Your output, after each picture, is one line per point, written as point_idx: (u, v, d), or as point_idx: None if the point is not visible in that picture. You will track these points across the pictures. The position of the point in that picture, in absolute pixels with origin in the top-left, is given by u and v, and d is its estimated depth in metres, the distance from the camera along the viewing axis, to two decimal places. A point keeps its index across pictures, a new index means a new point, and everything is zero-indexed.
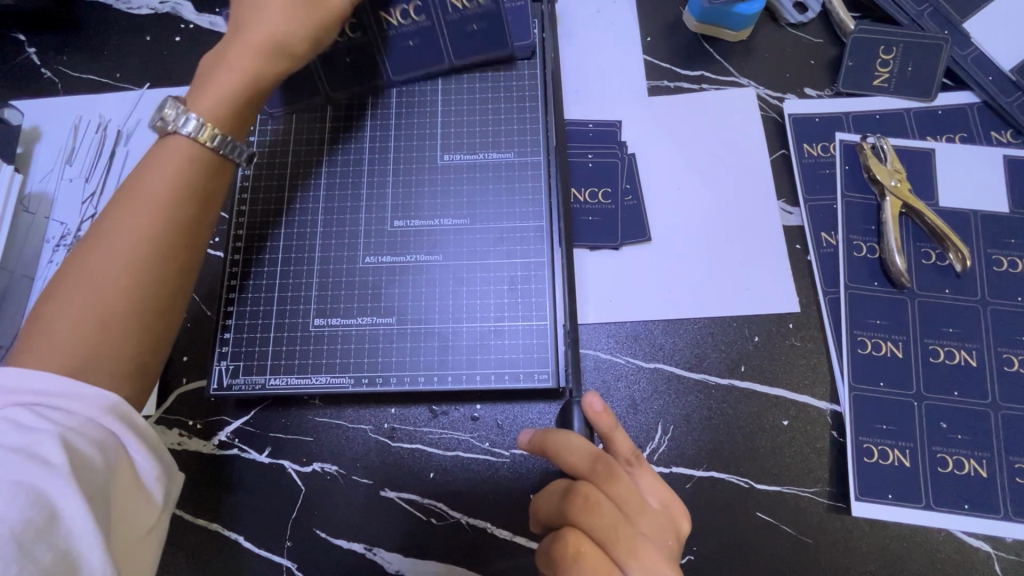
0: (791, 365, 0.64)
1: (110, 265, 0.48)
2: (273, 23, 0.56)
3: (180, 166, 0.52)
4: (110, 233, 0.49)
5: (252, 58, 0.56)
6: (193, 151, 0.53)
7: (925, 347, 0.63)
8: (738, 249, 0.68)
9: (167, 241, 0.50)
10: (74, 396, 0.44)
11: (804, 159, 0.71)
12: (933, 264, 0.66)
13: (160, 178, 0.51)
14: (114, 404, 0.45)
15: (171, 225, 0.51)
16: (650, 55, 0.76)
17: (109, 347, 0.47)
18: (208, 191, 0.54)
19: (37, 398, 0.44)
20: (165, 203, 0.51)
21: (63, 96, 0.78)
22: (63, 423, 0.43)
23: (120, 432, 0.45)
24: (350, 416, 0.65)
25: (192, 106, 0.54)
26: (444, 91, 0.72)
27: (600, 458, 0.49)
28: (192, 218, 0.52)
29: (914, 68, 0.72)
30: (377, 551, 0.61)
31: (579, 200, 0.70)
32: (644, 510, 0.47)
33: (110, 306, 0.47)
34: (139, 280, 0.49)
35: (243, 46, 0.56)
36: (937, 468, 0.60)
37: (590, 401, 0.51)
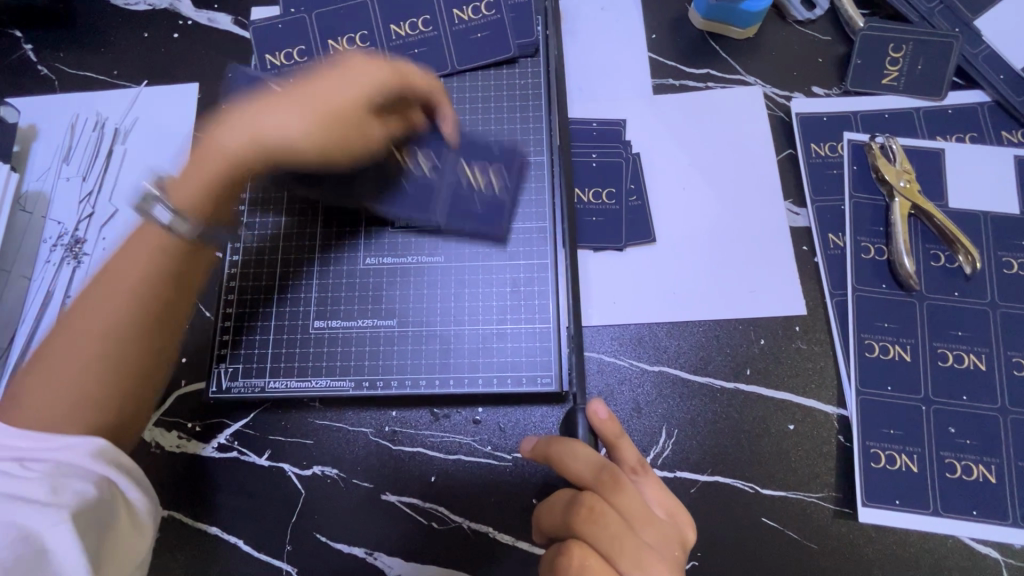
0: (798, 369, 0.63)
1: (81, 344, 0.49)
2: (276, 121, 0.57)
3: (145, 272, 0.51)
4: (83, 315, 0.50)
5: (247, 145, 0.56)
6: (165, 239, 0.52)
7: (933, 350, 0.62)
8: (744, 251, 0.67)
9: (138, 327, 0.51)
10: (62, 447, 0.46)
11: (811, 159, 0.70)
12: (942, 266, 0.65)
13: (135, 262, 0.51)
14: (100, 446, 0.47)
15: (144, 312, 0.51)
16: (655, 53, 0.75)
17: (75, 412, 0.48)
18: (180, 285, 0.53)
19: (28, 453, 0.46)
20: (128, 295, 0.50)
21: (59, 93, 0.77)
22: (49, 469, 0.45)
23: (104, 468, 0.47)
24: (350, 419, 0.64)
25: (169, 193, 0.54)
26: (446, 89, 0.71)
27: (606, 467, 0.48)
28: (164, 306, 0.52)
29: (924, 66, 0.71)
30: (377, 556, 0.61)
31: (583, 200, 0.69)
32: (650, 520, 0.47)
33: (76, 375, 0.48)
34: (111, 362, 0.49)
35: (240, 130, 0.56)
36: (945, 473, 0.59)
37: (595, 410, 0.52)
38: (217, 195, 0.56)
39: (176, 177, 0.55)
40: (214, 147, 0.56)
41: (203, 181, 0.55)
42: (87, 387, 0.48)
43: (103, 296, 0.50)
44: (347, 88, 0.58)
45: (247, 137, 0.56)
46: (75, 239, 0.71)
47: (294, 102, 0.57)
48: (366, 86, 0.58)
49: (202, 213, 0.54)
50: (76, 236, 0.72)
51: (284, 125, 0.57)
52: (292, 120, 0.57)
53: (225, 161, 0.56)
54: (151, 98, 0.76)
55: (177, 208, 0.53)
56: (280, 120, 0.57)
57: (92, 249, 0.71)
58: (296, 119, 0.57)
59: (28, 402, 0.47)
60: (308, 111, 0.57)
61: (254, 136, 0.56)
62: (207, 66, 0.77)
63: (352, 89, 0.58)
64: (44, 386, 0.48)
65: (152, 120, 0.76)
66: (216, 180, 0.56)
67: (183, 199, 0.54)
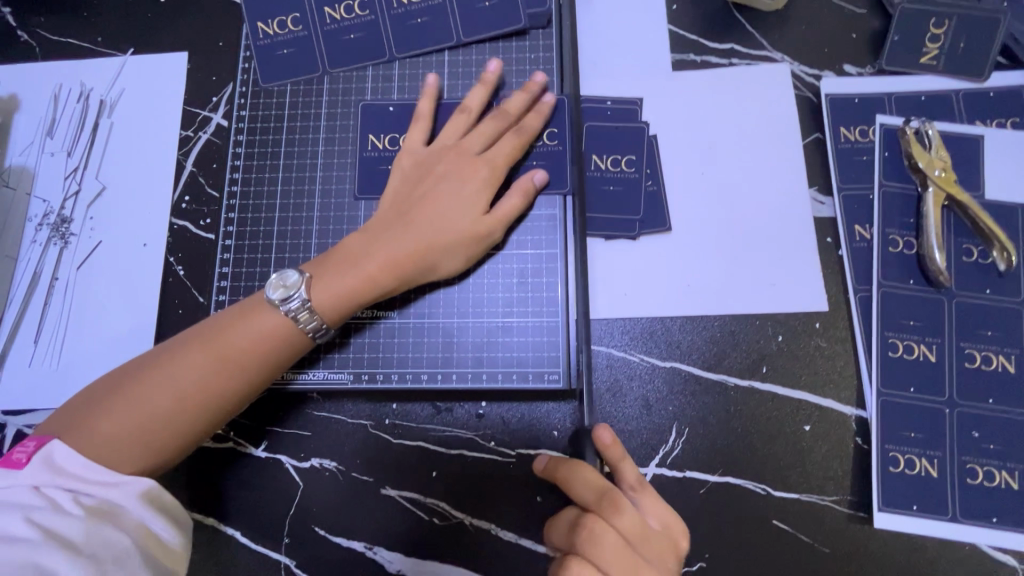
0: (817, 367, 0.60)
1: (160, 392, 0.50)
2: (416, 251, 0.56)
3: (274, 343, 0.53)
4: (169, 365, 0.51)
5: (388, 277, 0.56)
6: (282, 330, 0.54)
7: (961, 351, 0.59)
8: (764, 242, 0.63)
9: (216, 391, 0.52)
10: (115, 484, 0.47)
11: (840, 144, 0.65)
12: (975, 262, 0.61)
13: (243, 337, 0.53)
14: (151, 489, 0.48)
15: (225, 383, 0.52)
16: (675, 25, 0.70)
17: (132, 451, 0.49)
18: (266, 367, 0.54)
19: (77, 483, 0.46)
20: (227, 369, 0.52)
21: (41, 60, 0.72)
22: (93, 508, 0.45)
23: (146, 512, 0.47)
24: (349, 411, 0.62)
25: (316, 287, 0.55)
26: (451, 63, 0.67)
27: (607, 491, 0.46)
28: (246, 382, 0.53)
29: (967, 44, 0.65)
30: (377, 550, 0.59)
31: (599, 167, 0.64)
32: (648, 539, 0.46)
33: (159, 427, 0.50)
34: (178, 416, 0.51)
35: (387, 260, 0.56)
36: (966, 479, 0.57)
37: (599, 433, 0.50)
38: (372, 300, 0.57)
39: (322, 273, 0.56)
40: (368, 256, 0.56)
41: (348, 285, 0.55)
42: (170, 436, 0.51)
43: (201, 360, 0.51)
44: (451, 186, 0.58)
45: (406, 252, 0.56)
46: (61, 218, 0.68)
47: (388, 208, 0.59)
48: (480, 201, 0.58)
49: (330, 321, 0.55)
50: (63, 215, 0.68)
51: (381, 227, 0.58)
52: (390, 222, 0.58)
53: (383, 276, 0.56)
54: (138, 68, 0.72)
55: (315, 314, 0.54)
56: (381, 226, 0.58)
57: (79, 229, 0.68)
58: (440, 231, 0.57)
59: (99, 433, 0.49)
60: (401, 209, 0.58)
61: (372, 236, 0.57)
62: (197, 33, 0.72)
63: (478, 185, 0.58)
64: (122, 422, 0.49)
65: (139, 91, 0.71)
66: (383, 281, 0.56)
67: (325, 303, 0.55)
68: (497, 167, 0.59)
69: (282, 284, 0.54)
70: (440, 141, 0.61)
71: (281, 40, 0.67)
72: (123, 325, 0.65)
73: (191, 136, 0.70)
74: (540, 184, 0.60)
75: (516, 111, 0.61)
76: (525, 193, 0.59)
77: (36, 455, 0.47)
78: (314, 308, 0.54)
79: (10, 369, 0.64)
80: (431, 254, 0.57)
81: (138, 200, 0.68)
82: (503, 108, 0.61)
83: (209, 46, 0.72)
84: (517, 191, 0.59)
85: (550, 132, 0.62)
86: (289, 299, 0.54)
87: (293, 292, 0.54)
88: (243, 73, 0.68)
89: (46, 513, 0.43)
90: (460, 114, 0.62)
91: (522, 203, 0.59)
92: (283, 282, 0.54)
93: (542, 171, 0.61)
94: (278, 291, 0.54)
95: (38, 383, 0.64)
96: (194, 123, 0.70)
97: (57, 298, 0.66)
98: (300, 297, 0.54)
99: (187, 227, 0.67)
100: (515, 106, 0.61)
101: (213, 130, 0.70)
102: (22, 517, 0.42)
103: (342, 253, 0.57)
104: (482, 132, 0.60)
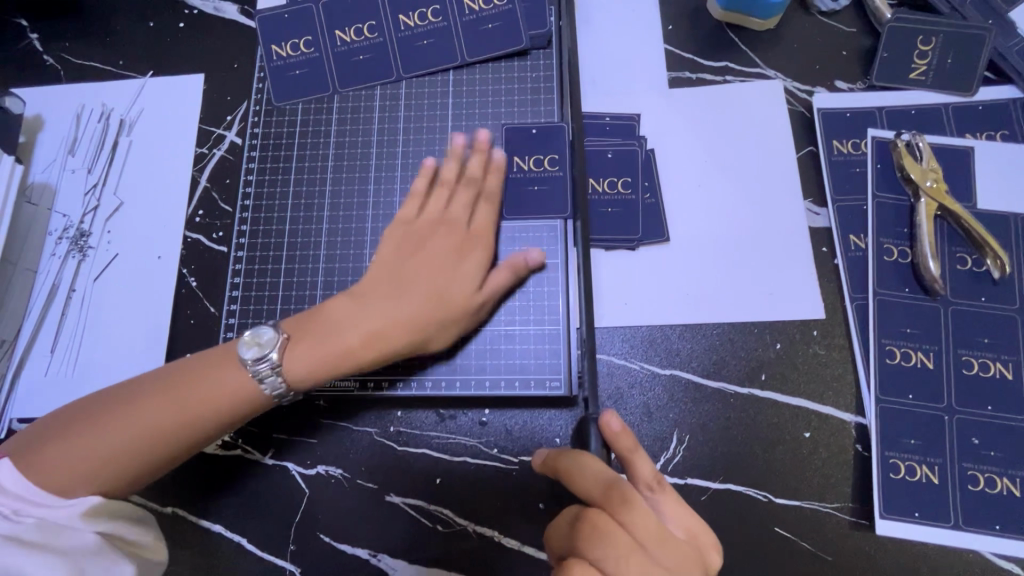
0: (816, 375, 0.61)
1: (121, 431, 0.51)
2: (397, 323, 0.57)
3: (239, 402, 0.54)
4: (136, 406, 0.52)
5: (369, 351, 0.56)
6: (247, 393, 0.54)
7: (958, 358, 0.60)
8: (764, 255, 0.64)
9: (174, 436, 0.52)
10: (66, 502, 0.49)
11: (833, 156, 0.67)
12: (969, 270, 0.62)
13: (212, 385, 0.53)
14: (96, 505, 0.49)
15: (185, 431, 0.52)
16: (671, 45, 0.72)
17: (80, 487, 0.49)
18: (229, 420, 0.54)
19: (26, 506, 0.47)
20: (187, 417, 0.52)
21: (65, 83, 0.76)
22: (45, 521, 0.47)
23: (101, 519, 0.49)
24: (355, 418, 0.63)
25: (293, 352, 0.55)
26: (456, 81, 0.69)
27: (615, 484, 0.46)
28: (206, 432, 0.53)
29: (954, 60, 0.68)
30: (381, 557, 0.60)
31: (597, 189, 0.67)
32: (664, 541, 0.45)
33: (108, 466, 0.50)
34: (132, 457, 0.51)
35: (365, 334, 0.56)
36: (967, 486, 0.57)
37: (608, 421, 0.50)
38: (347, 372, 0.56)
39: (300, 339, 0.56)
40: (350, 328, 0.56)
41: (325, 356, 0.55)
42: (128, 471, 0.51)
43: (167, 404, 0.52)
44: (438, 253, 0.60)
45: (388, 325, 0.56)
46: (80, 232, 0.71)
47: (376, 277, 0.59)
48: (467, 271, 0.60)
49: (299, 387, 0.56)
50: (81, 229, 0.71)
51: (366, 294, 0.58)
52: (377, 288, 0.58)
53: (363, 351, 0.56)
54: (158, 89, 0.75)
55: (284, 375, 0.55)
56: (367, 292, 0.58)
57: (97, 243, 0.71)
58: (427, 304, 0.57)
59: (60, 465, 0.49)
60: (389, 272, 0.59)
61: (356, 305, 0.58)
62: (214, 56, 0.76)
63: (465, 255, 0.60)
64: (74, 458, 0.50)
65: (157, 111, 0.75)
66: (360, 356, 0.56)
67: (299, 370, 0.55)
68: (481, 239, 0.61)
69: (256, 342, 0.55)
70: (437, 206, 0.63)
71: (294, 61, 0.70)
72: (136, 334, 0.67)
73: (205, 153, 0.73)
74: (533, 264, 0.61)
75: (496, 187, 0.63)
76: (513, 270, 0.61)
77: None
78: (284, 374, 0.55)
79: (26, 378, 0.66)
80: (415, 329, 0.57)
81: (153, 214, 0.71)
82: (490, 182, 0.63)
83: (225, 68, 0.75)
84: (507, 267, 0.60)
85: (552, 158, 0.65)
86: (262, 358, 0.54)
87: (267, 352, 0.54)
88: (257, 93, 0.71)
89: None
90: (459, 181, 0.63)
91: (510, 280, 0.61)
92: (258, 340, 0.55)
93: (540, 253, 0.62)
94: (253, 349, 0.55)
95: (53, 391, 0.66)
96: (209, 141, 0.73)
97: (73, 309, 0.68)
98: (271, 359, 0.54)
99: (200, 240, 0.70)
100: (496, 179, 0.63)
101: (226, 147, 0.72)
102: None
103: (326, 319, 0.57)
104: (467, 196, 0.63)
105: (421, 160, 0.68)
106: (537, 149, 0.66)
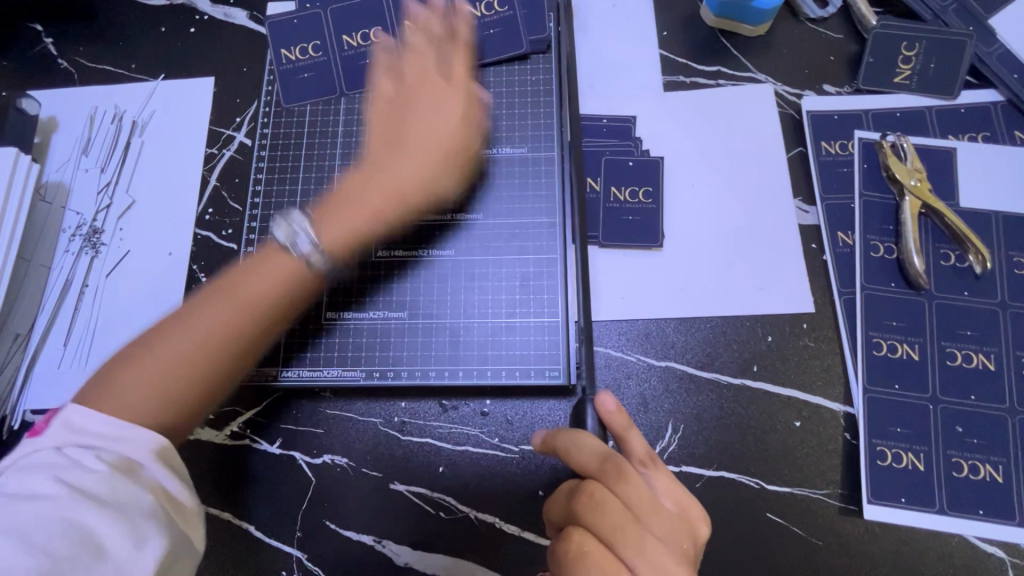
0: (806, 367, 0.63)
1: (178, 346, 0.50)
2: (415, 173, 0.61)
3: (291, 273, 0.55)
4: (188, 323, 0.51)
5: (391, 203, 0.60)
6: (297, 251, 0.56)
7: (942, 349, 0.62)
8: (756, 251, 0.67)
9: (234, 337, 0.52)
10: (134, 440, 0.44)
11: (822, 156, 0.70)
12: (953, 266, 0.65)
13: (260, 279, 0.54)
14: (165, 447, 0.45)
15: (243, 331, 0.53)
16: (666, 50, 0.75)
17: (153, 409, 0.48)
18: (282, 296, 0.55)
19: (98, 440, 0.44)
20: (243, 309, 0.53)
21: (79, 86, 0.78)
22: (116, 463, 0.43)
23: (169, 468, 0.44)
24: (360, 409, 0.65)
25: (324, 230, 0.58)
26: None
27: (608, 458, 0.49)
28: (261, 321, 0.54)
29: (937, 65, 0.71)
30: (385, 543, 0.62)
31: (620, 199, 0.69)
32: (657, 512, 0.47)
33: (182, 378, 0.49)
34: (200, 366, 0.50)
35: (386, 182, 0.60)
36: (952, 472, 0.59)
37: (603, 401, 0.52)
38: (376, 229, 0.60)
39: (327, 218, 0.59)
40: (370, 188, 0.60)
41: (353, 223, 0.59)
42: (196, 391, 0.50)
43: (223, 308, 0.52)
44: (431, 107, 0.63)
45: (407, 178, 0.60)
46: (93, 229, 0.73)
47: (377, 138, 0.63)
48: (458, 113, 0.63)
49: (337, 260, 0.58)
50: (94, 227, 0.73)
51: (374, 158, 0.62)
52: (385, 149, 0.62)
53: (386, 206, 0.60)
54: (169, 91, 0.78)
55: (322, 249, 0.57)
56: (374, 154, 0.62)
57: (109, 240, 0.73)
58: (431, 146, 0.62)
59: (125, 396, 0.47)
60: (388, 134, 0.62)
61: (368, 172, 0.61)
62: (224, 61, 0.78)
63: (455, 103, 0.63)
64: (144, 380, 0.48)
65: (168, 113, 0.77)
66: (386, 209, 0.60)
67: (334, 238, 0.58)
68: (466, 101, 0.64)
69: (288, 226, 0.57)
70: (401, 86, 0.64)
71: (302, 65, 0.72)
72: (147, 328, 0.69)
73: (215, 153, 0.75)
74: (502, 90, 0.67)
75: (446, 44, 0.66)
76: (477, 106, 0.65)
77: (55, 421, 0.45)
78: (321, 243, 0.57)
79: (40, 370, 0.68)
80: (431, 182, 0.62)
81: (165, 212, 0.73)
82: (450, 58, 0.65)
83: (234, 71, 0.78)
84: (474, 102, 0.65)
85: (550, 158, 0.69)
86: (296, 237, 0.56)
87: (297, 231, 0.56)
88: (267, 95, 0.74)
89: (68, 467, 0.41)
90: (396, 79, 0.65)
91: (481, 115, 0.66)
92: (289, 224, 0.57)
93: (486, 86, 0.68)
94: (285, 232, 0.56)
95: (66, 383, 0.68)
96: (219, 142, 0.75)
97: (86, 303, 0.70)
98: (304, 232, 0.56)
99: (209, 237, 0.72)
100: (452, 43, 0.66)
101: (235, 148, 0.75)
102: (47, 474, 0.41)
103: (350, 184, 0.61)
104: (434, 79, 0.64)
105: None
106: (537, 150, 0.69)
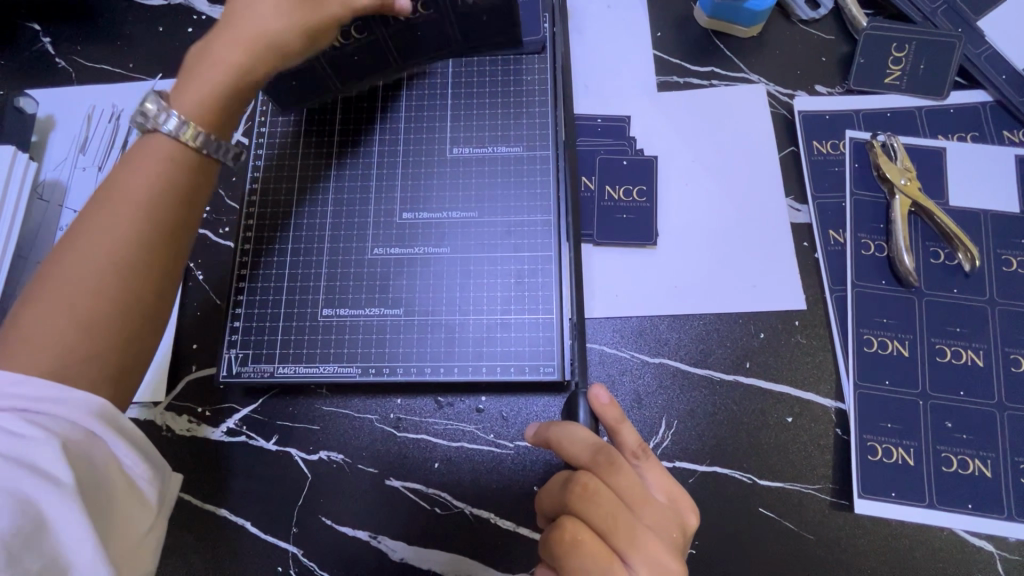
0: (797, 363, 0.64)
1: (77, 271, 0.47)
2: (260, 25, 0.55)
3: (178, 167, 0.52)
4: (82, 251, 0.48)
5: (233, 79, 0.54)
6: (180, 152, 0.52)
7: (932, 346, 0.63)
8: (747, 249, 0.67)
9: (139, 248, 0.49)
10: (61, 400, 0.43)
11: (813, 156, 0.70)
12: (942, 264, 0.66)
13: (141, 187, 0.50)
14: (101, 409, 0.44)
15: (145, 241, 0.49)
16: (660, 51, 0.76)
17: (71, 344, 0.45)
18: (183, 199, 0.52)
19: (24, 403, 0.42)
20: (138, 217, 0.49)
21: (76, 85, 0.79)
22: (51, 428, 0.42)
23: (110, 434, 0.44)
24: (357, 405, 0.65)
25: (178, 100, 0.53)
26: (454, 84, 0.72)
27: (601, 449, 0.49)
28: (164, 223, 0.50)
29: (926, 66, 0.72)
30: (381, 539, 0.62)
31: (613, 197, 0.70)
32: (648, 503, 0.47)
33: (93, 300, 0.46)
34: (112, 286, 0.47)
35: (228, 43, 0.55)
36: (941, 467, 0.60)
37: (597, 394, 0.53)
38: (235, 90, 0.55)
39: (181, 84, 0.54)
40: (221, 43, 0.55)
41: (204, 83, 0.53)
42: (110, 311, 0.47)
43: (113, 221, 0.49)
44: None
45: (253, 24, 0.55)
46: None
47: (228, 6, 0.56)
48: None
49: (201, 120, 0.53)
50: None
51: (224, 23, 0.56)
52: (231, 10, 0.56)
53: (238, 57, 0.54)
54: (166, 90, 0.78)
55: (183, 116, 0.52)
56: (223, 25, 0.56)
57: None
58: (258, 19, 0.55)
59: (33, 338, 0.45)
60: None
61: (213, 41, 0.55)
62: None
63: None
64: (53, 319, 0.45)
65: None
66: (240, 62, 0.54)
67: (189, 105, 0.53)
68: None
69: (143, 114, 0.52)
70: None
71: None
72: None
73: None
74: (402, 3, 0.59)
75: None
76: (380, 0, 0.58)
77: None
78: (182, 113, 0.52)
79: None
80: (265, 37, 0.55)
81: None
82: None
83: None
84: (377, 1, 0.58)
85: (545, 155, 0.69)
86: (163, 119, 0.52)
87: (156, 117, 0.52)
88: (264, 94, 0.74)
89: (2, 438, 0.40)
90: None
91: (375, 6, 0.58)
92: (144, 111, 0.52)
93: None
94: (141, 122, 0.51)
95: None
96: None
97: None
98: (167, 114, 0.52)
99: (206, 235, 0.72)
100: None
101: None
102: None
103: (194, 57, 0.56)
104: None
105: (420, 157, 0.71)
106: (532, 149, 0.70)
